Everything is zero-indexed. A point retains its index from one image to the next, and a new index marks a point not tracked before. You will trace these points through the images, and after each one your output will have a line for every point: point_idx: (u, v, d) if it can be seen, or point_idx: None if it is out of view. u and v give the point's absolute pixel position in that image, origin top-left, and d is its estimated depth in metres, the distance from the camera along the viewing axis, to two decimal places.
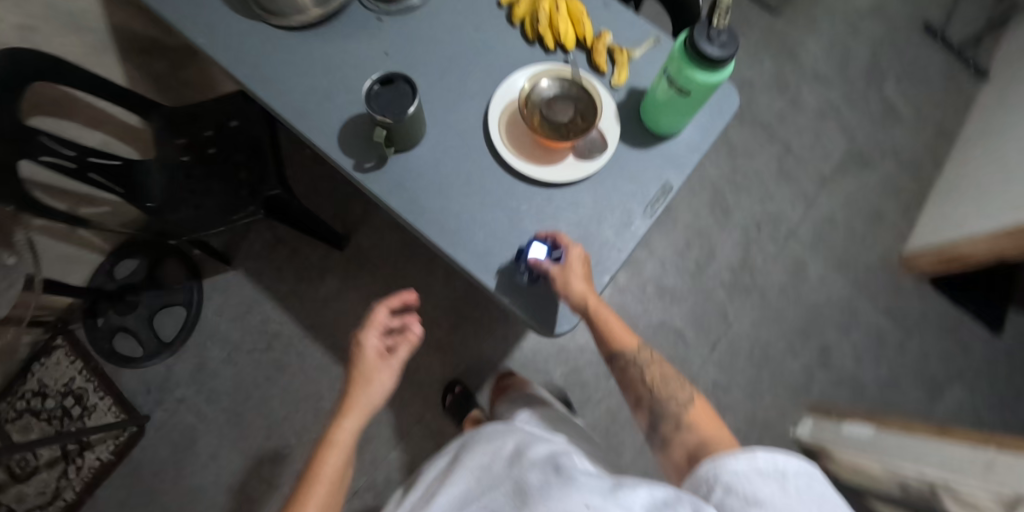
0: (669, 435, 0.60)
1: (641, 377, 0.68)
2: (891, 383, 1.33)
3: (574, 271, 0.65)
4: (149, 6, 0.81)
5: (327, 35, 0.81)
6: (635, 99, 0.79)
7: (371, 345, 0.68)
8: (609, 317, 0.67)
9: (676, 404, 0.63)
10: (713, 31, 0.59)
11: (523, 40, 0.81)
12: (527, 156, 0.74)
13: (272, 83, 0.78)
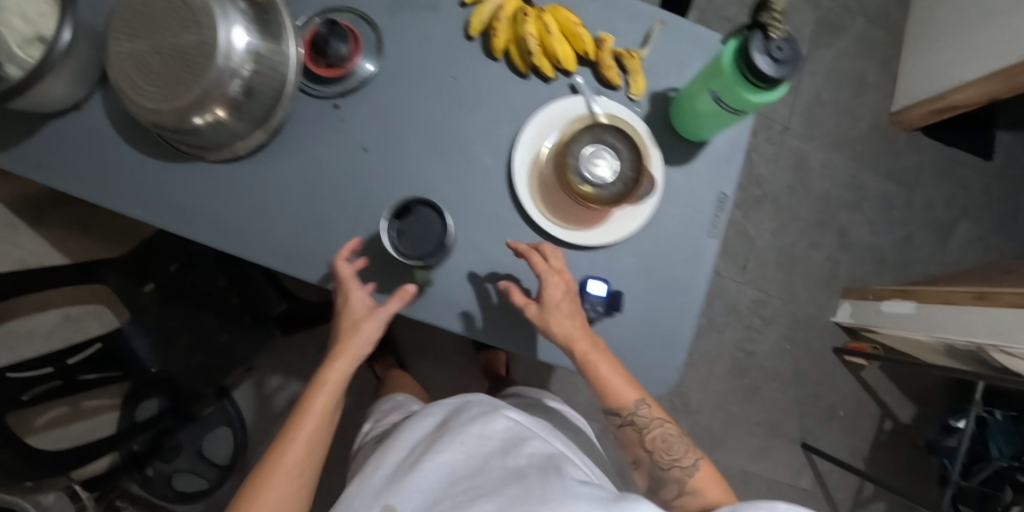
0: (671, 503, 0.64)
1: (641, 439, 0.66)
2: (909, 243, 1.37)
3: (563, 306, 0.62)
4: (85, 199, 0.69)
5: (287, 150, 0.67)
6: (658, 106, 0.72)
7: (353, 314, 0.62)
8: (605, 368, 0.62)
9: (679, 473, 0.63)
10: (772, 45, 0.54)
11: (516, 75, 0.69)
12: (573, 220, 0.68)
13: (262, 235, 0.67)
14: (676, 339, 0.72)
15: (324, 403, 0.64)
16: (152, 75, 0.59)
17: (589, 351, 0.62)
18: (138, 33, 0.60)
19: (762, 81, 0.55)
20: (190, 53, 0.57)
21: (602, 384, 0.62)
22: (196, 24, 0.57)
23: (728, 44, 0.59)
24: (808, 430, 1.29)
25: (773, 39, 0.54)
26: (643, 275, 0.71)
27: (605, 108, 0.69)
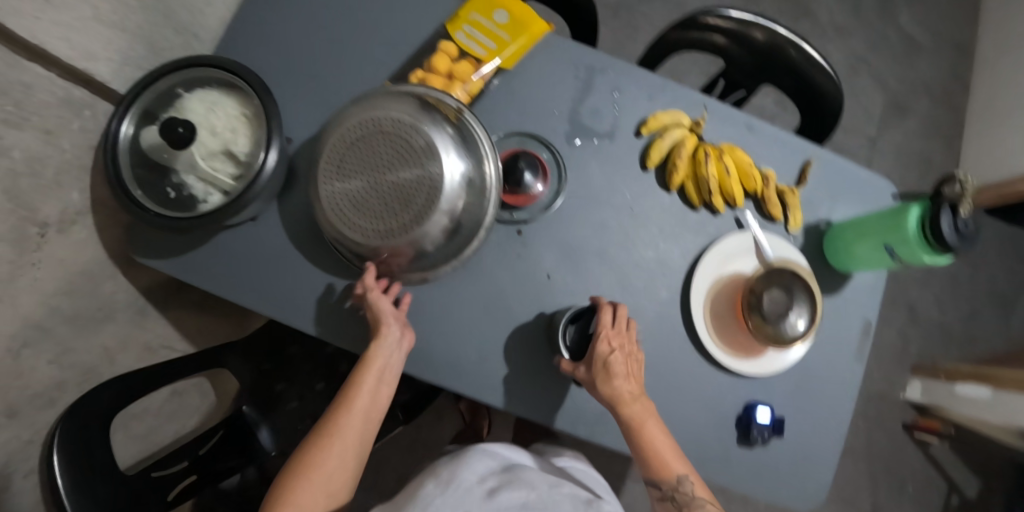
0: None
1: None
2: (973, 317, 1.39)
3: (617, 363, 0.61)
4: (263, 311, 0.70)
5: (471, 272, 0.69)
6: (808, 236, 0.77)
7: (383, 312, 0.63)
8: (655, 432, 0.62)
9: None
10: (959, 219, 0.60)
11: (687, 206, 0.74)
12: (741, 349, 0.71)
13: (435, 360, 0.68)
14: (825, 459, 0.74)
15: (370, 389, 0.62)
16: (369, 213, 0.60)
17: (642, 416, 0.62)
18: (348, 167, 0.61)
19: (946, 248, 0.61)
20: (409, 192, 0.59)
21: (649, 453, 0.62)
22: (416, 165, 0.59)
23: (908, 205, 0.65)
24: (879, 505, 1.32)
25: (962, 214, 0.60)
26: (795, 397, 0.74)
27: (770, 244, 0.74)
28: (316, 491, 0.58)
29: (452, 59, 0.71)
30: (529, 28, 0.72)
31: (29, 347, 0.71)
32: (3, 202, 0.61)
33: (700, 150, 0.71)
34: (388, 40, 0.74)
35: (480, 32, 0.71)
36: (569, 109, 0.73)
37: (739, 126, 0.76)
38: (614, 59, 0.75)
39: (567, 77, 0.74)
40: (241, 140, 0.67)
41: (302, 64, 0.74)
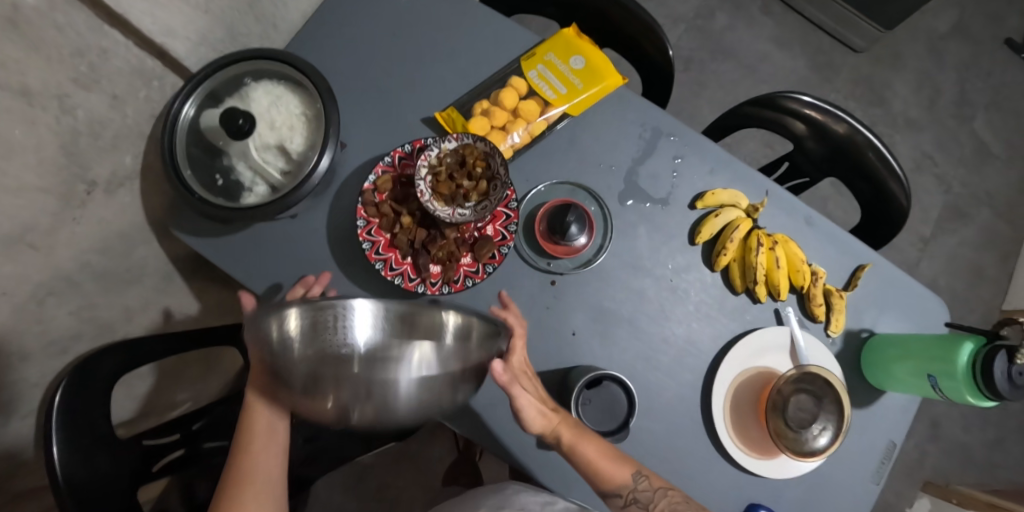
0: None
1: None
2: (999, 445, 1.28)
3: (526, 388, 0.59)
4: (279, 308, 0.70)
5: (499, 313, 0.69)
6: (849, 343, 0.73)
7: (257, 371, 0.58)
8: (591, 450, 0.57)
9: None
10: (1015, 368, 0.56)
11: (728, 288, 0.72)
12: (753, 446, 0.68)
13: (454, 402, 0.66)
14: None
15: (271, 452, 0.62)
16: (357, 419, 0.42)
17: (574, 435, 0.58)
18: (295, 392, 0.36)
19: (994, 396, 0.57)
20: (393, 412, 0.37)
21: (590, 470, 0.57)
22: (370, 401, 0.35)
23: (962, 337, 0.61)
24: None
25: (1020, 362, 0.55)
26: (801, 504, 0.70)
27: (806, 343, 0.70)
28: None
29: (520, 96, 0.71)
30: (604, 80, 0.72)
31: (52, 296, 0.72)
32: (57, 155, 0.63)
33: (753, 236, 0.68)
34: (460, 69, 0.75)
35: (554, 75, 0.71)
36: (626, 168, 0.73)
37: (798, 216, 0.74)
38: (683, 125, 0.74)
39: (630, 135, 0.73)
40: (297, 139, 0.68)
41: (375, 77, 0.75)
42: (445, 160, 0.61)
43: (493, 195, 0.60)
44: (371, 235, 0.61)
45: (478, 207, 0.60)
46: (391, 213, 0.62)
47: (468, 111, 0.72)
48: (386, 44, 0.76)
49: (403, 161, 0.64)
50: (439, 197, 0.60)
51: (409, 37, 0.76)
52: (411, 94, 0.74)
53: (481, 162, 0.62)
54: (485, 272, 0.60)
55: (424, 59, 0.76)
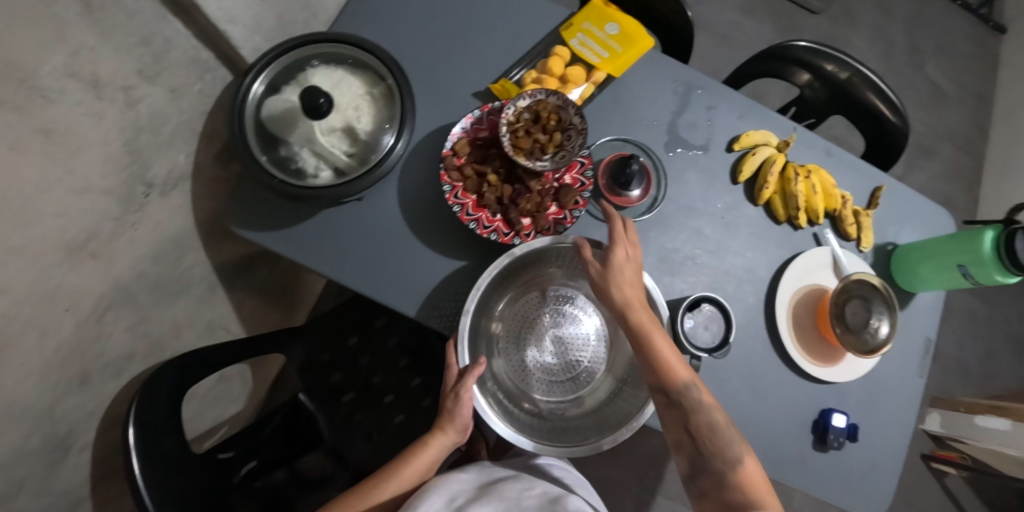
0: (708, 498, 0.53)
1: (688, 422, 0.55)
2: (988, 356, 1.41)
3: (620, 276, 0.61)
4: (356, 288, 0.70)
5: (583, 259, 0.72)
6: (879, 257, 0.82)
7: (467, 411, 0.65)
8: (664, 343, 0.58)
9: (723, 464, 0.53)
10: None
11: (772, 220, 0.79)
12: (817, 356, 0.75)
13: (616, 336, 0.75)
14: (890, 468, 0.76)
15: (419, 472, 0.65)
16: None
17: (649, 323, 0.58)
18: None
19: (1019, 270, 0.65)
20: None
21: (654, 358, 0.57)
22: None
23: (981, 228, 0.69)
24: None
25: None
26: (863, 404, 0.77)
27: (847, 259, 0.78)
28: None
29: (565, 63, 0.77)
30: (640, 43, 0.78)
31: (109, 312, 0.70)
32: (121, 154, 0.62)
33: (790, 169, 0.76)
34: (505, 42, 0.79)
35: (594, 41, 0.77)
36: (667, 121, 0.79)
37: (819, 149, 0.82)
38: (709, 79, 0.81)
39: (666, 90, 0.79)
40: (364, 119, 0.69)
41: (423, 55, 0.78)
42: (522, 117, 0.67)
43: (569, 144, 0.66)
44: (459, 198, 0.66)
45: (557, 157, 0.66)
46: (475, 175, 0.66)
47: (519, 81, 0.77)
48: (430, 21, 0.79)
49: (474, 127, 0.69)
50: (521, 152, 0.65)
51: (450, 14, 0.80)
52: (461, 68, 0.78)
53: (553, 116, 0.68)
54: (572, 217, 0.67)
55: (469, 34, 0.79)
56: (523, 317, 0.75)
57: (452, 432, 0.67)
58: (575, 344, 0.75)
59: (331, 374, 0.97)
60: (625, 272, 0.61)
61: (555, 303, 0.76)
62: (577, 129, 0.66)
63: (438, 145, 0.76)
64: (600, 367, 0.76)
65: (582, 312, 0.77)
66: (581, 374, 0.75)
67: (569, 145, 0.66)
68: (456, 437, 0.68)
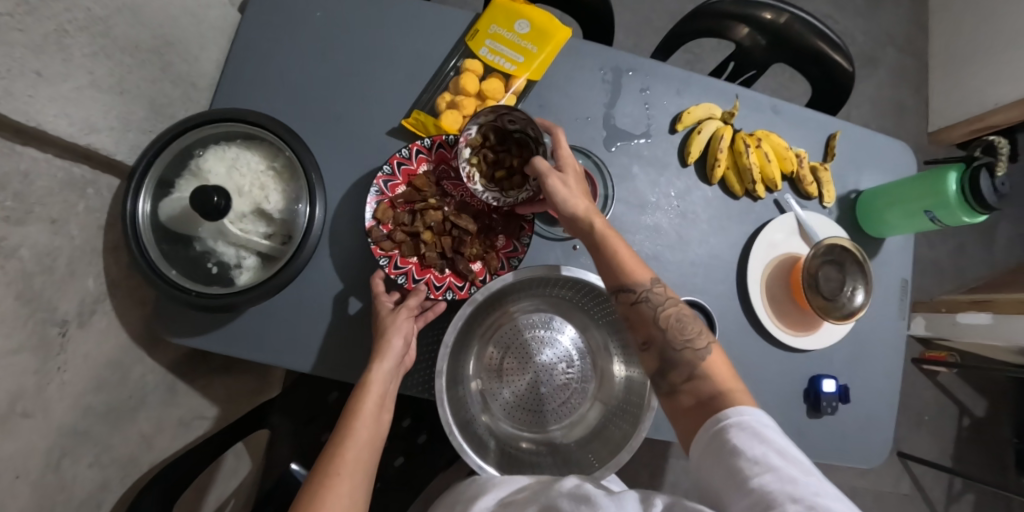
0: (680, 387, 0.51)
1: (657, 315, 0.54)
2: (960, 250, 1.42)
3: (571, 187, 0.57)
4: (314, 371, 0.67)
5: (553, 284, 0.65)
6: (844, 207, 0.80)
7: (399, 340, 0.57)
8: (621, 245, 0.56)
9: (692, 354, 0.51)
10: (996, 180, 0.64)
11: (729, 197, 0.75)
12: (797, 328, 0.73)
13: (603, 352, 0.68)
14: (883, 412, 0.77)
15: (373, 417, 0.55)
16: None
17: (607, 229, 0.56)
18: None
19: (985, 208, 0.64)
20: None
21: (614, 257, 0.55)
22: None
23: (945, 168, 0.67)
24: (902, 440, 1.31)
25: (999, 175, 0.64)
26: (848, 358, 0.77)
27: (811, 220, 0.76)
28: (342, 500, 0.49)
29: (479, 77, 0.69)
30: (555, 36, 0.70)
31: (67, 456, 0.65)
32: (17, 307, 0.55)
33: (739, 140, 0.71)
34: (407, 69, 0.72)
35: (505, 46, 0.69)
36: (601, 114, 0.72)
37: (764, 106, 0.77)
38: (637, 57, 0.74)
39: (594, 82, 0.73)
40: (272, 196, 0.63)
41: (324, 105, 0.71)
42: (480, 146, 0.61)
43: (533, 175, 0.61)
44: (399, 266, 0.61)
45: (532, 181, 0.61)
46: (407, 238, 0.62)
47: (432, 109, 0.70)
48: (321, 64, 0.71)
49: (391, 185, 0.63)
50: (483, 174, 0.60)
51: (342, 50, 0.72)
52: (367, 108, 0.71)
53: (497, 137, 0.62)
54: (523, 246, 0.62)
55: (368, 69, 0.72)
56: (494, 350, 0.67)
57: (392, 360, 0.57)
58: (559, 370, 0.67)
59: (320, 434, 0.94)
60: (576, 179, 0.58)
61: (529, 329, 0.68)
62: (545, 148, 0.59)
63: (360, 200, 0.70)
64: (591, 387, 0.67)
65: (560, 330, 0.69)
66: (576, 399, 0.67)
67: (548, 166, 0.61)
68: (399, 367, 0.58)
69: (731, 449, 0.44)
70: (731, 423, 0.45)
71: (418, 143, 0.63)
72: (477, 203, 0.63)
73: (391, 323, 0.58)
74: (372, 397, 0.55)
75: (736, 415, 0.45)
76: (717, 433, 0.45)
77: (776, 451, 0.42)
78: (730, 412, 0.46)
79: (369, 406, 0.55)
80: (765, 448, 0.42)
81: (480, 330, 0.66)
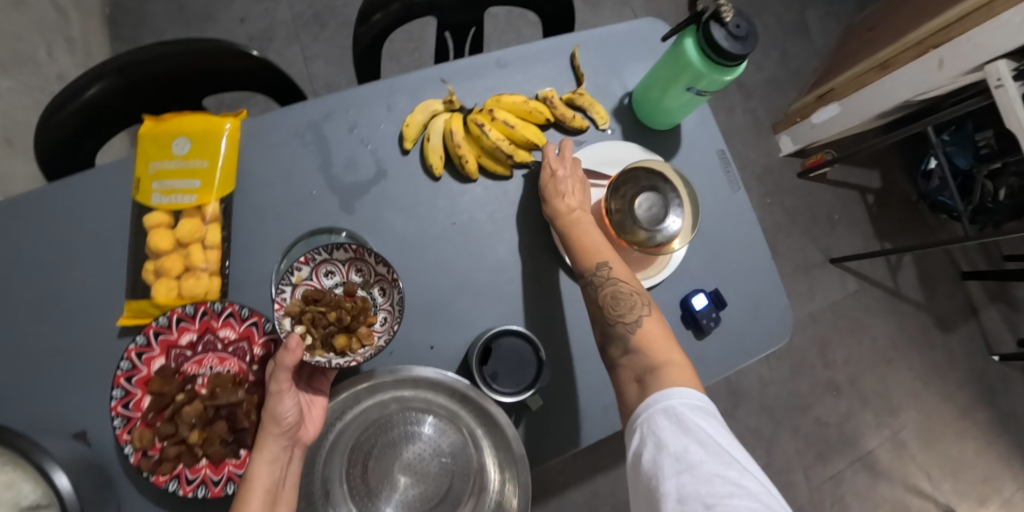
0: (620, 362, 0.53)
1: (597, 296, 0.56)
2: (786, 55, 1.42)
3: (568, 189, 0.61)
4: None
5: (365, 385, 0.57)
6: (624, 114, 0.72)
7: (287, 406, 0.51)
8: (593, 236, 0.59)
9: (624, 327, 0.53)
10: (729, 26, 0.55)
11: (502, 180, 0.67)
12: (639, 268, 0.66)
13: (460, 415, 0.60)
14: (773, 282, 0.71)
15: (265, 499, 0.49)
16: None
17: (583, 222, 0.60)
18: None
19: (729, 64, 0.56)
20: None
21: (578, 248, 0.58)
22: None
23: (681, 39, 0.59)
24: (828, 248, 1.36)
25: (728, 22, 0.55)
26: (712, 254, 0.70)
27: (596, 152, 0.68)
28: None
29: (170, 226, 0.59)
30: (222, 135, 0.61)
31: None
32: None
33: (470, 124, 0.63)
34: (102, 261, 0.62)
35: (176, 178, 0.60)
36: (325, 181, 0.64)
37: (487, 69, 0.70)
38: (328, 99, 0.65)
39: (296, 152, 0.64)
40: (29, 488, 0.53)
41: (35, 348, 0.60)
42: (312, 306, 0.56)
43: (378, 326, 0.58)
44: (193, 479, 0.52)
45: (378, 331, 0.58)
46: (182, 447, 0.52)
47: (145, 285, 0.60)
48: (9, 307, 0.61)
49: (133, 404, 0.52)
50: (317, 349, 0.55)
51: (24, 280, 0.62)
52: (80, 328, 0.61)
53: (347, 300, 0.57)
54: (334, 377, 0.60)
55: (60, 283, 0.62)
56: (347, 480, 0.58)
57: (277, 436, 0.51)
58: (428, 464, 0.59)
59: None
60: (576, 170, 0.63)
61: (375, 437, 0.59)
62: (382, 273, 0.58)
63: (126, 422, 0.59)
64: (469, 481, 0.59)
65: (421, 421, 0.60)
66: (453, 499, 0.58)
67: (384, 308, 0.59)
68: (285, 441, 0.52)
69: (657, 435, 0.44)
70: (662, 411, 0.45)
71: (130, 348, 0.52)
72: (231, 364, 0.56)
73: (280, 386, 0.51)
74: (256, 495, 0.48)
75: (666, 401, 0.46)
76: (647, 420, 0.46)
77: (705, 443, 0.41)
78: (661, 396, 0.46)
79: (255, 508, 0.48)
80: (691, 442, 0.41)
81: (323, 461, 0.59)
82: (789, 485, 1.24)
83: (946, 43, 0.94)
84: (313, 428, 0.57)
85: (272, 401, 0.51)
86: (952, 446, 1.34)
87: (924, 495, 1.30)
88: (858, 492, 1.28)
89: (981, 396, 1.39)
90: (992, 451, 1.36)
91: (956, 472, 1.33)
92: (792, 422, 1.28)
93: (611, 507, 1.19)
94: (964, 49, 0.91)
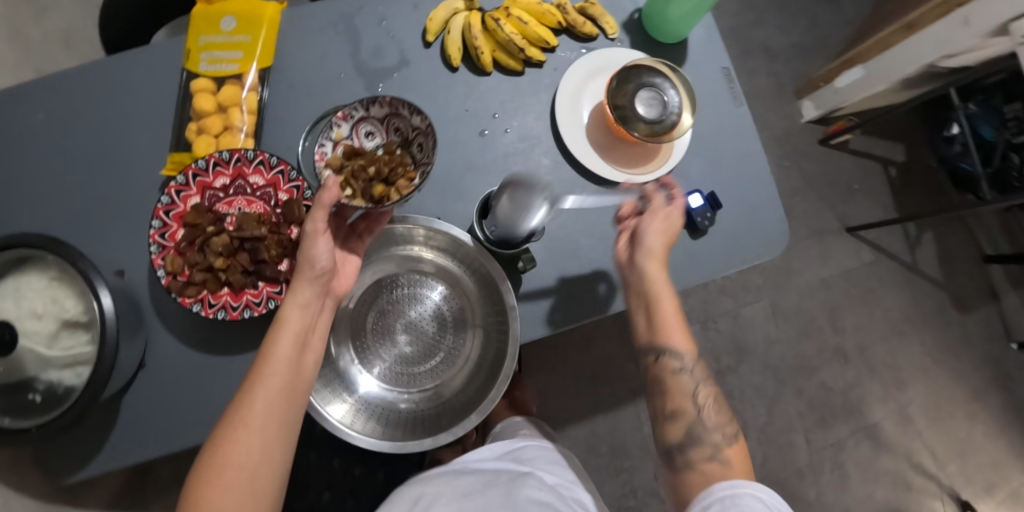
0: (698, 466, 0.51)
1: (692, 389, 0.56)
2: (813, 24, 1.42)
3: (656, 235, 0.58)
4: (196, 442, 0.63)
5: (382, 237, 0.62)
6: (635, 28, 0.76)
7: (321, 249, 0.51)
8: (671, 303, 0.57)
9: (719, 438, 0.53)
10: None
11: (515, 76, 0.71)
12: (640, 166, 0.70)
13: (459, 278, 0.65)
14: (771, 195, 0.73)
15: (296, 341, 0.50)
16: None
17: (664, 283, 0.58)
18: None
19: None
20: None
21: (660, 316, 0.57)
22: None
23: None
24: (844, 216, 1.35)
25: None
26: (711, 163, 0.73)
27: (604, 58, 0.72)
28: (265, 415, 0.46)
29: (213, 91, 0.66)
30: (264, 16, 0.68)
31: None
32: None
33: (487, 20, 0.67)
34: (151, 125, 0.69)
35: (221, 50, 0.67)
36: (353, 65, 0.69)
37: None
38: None
39: (330, 38, 0.70)
40: (71, 304, 0.57)
41: (88, 195, 0.68)
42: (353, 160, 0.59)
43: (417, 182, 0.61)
44: (216, 303, 0.58)
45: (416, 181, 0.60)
46: (208, 274, 0.58)
47: (188, 143, 0.67)
48: (69, 158, 0.69)
49: (169, 235, 0.58)
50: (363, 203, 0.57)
51: (83, 137, 0.69)
52: (128, 181, 0.68)
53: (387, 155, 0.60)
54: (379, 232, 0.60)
55: (114, 141, 0.69)
56: (351, 336, 0.63)
57: (310, 282, 0.51)
58: (427, 324, 0.65)
59: None
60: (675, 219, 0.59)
61: (382, 294, 0.64)
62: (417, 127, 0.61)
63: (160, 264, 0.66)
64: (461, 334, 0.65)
65: (429, 286, 0.65)
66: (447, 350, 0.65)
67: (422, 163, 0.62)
68: (318, 288, 0.52)
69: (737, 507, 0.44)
70: (747, 491, 0.45)
71: (171, 185, 0.58)
72: (257, 207, 0.62)
73: (312, 225, 0.51)
74: (287, 334, 0.49)
75: (749, 486, 0.46)
76: (725, 494, 0.46)
77: None
78: (743, 484, 0.46)
79: (285, 346, 0.48)
80: None
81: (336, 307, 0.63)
82: (788, 445, 1.24)
83: (971, 1, 0.91)
84: (347, 280, 0.57)
85: (305, 247, 0.51)
86: (963, 428, 1.30)
87: (928, 474, 1.27)
88: (860, 462, 1.26)
89: (998, 380, 1.35)
90: (1005, 436, 1.32)
91: (964, 454, 1.29)
92: (797, 385, 1.28)
93: (608, 447, 1.21)
94: (989, 6, 0.88)
